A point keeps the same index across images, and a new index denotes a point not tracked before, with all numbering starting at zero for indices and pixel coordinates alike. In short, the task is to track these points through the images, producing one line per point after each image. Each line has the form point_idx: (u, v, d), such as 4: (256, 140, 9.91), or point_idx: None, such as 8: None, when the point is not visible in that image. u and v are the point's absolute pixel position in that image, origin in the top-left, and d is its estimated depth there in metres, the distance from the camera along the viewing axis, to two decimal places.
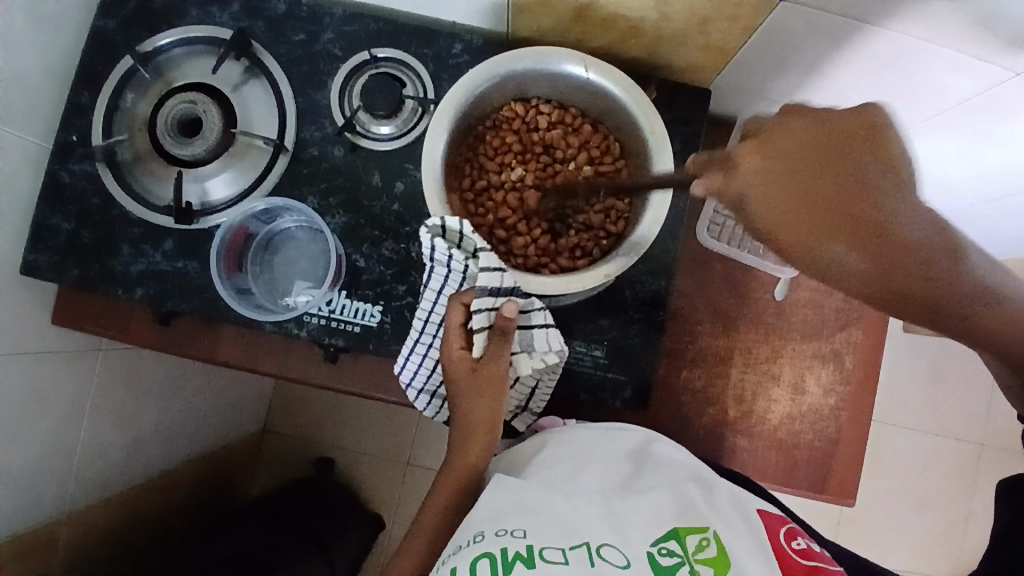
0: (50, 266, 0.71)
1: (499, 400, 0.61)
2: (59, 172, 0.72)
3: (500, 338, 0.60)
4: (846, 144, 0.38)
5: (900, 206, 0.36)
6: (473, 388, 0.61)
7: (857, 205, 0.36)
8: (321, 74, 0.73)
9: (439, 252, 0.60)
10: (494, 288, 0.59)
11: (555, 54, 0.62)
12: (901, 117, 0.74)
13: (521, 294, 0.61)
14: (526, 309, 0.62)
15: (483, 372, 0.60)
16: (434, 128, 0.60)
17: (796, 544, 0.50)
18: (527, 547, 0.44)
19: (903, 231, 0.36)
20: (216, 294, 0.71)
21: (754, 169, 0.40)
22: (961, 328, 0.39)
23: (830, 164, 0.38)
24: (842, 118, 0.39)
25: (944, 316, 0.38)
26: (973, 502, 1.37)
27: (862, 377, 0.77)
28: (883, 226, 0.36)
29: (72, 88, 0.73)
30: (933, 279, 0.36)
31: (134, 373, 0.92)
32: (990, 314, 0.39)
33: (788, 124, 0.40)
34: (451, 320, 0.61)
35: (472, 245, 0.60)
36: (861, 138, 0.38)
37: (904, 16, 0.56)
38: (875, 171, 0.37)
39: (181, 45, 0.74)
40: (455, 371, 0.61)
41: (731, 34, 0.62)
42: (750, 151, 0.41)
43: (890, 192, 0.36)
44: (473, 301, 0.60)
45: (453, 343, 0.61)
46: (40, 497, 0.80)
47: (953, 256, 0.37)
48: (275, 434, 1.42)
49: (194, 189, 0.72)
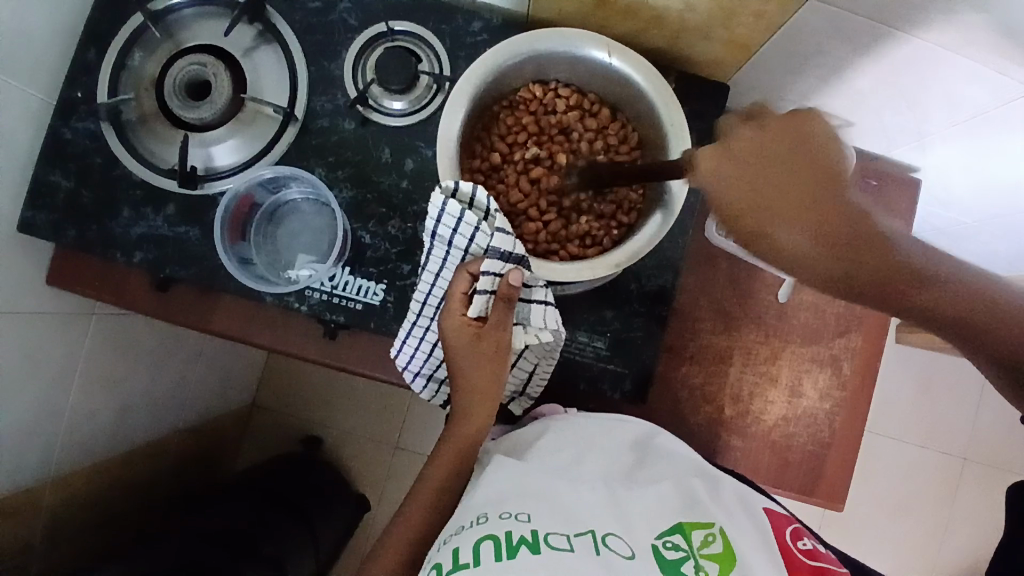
0: (48, 225, 0.70)
1: (499, 366, 0.61)
2: (60, 129, 0.70)
3: (505, 305, 0.59)
4: (794, 153, 0.50)
5: (836, 198, 0.48)
6: (476, 358, 0.60)
7: (798, 197, 0.48)
8: (335, 44, 0.72)
9: (449, 213, 0.58)
10: (505, 252, 0.59)
11: (580, 37, 0.60)
12: (915, 124, 0.73)
13: (529, 267, 0.60)
14: (529, 284, 0.61)
15: (485, 340, 0.60)
16: (451, 106, 0.59)
17: (802, 544, 0.50)
18: (532, 532, 0.45)
19: (837, 218, 0.47)
20: (217, 264, 0.70)
21: (713, 169, 0.52)
22: (912, 303, 0.47)
23: (784, 167, 0.49)
24: (792, 123, 0.51)
25: (879, 290, 0.47)
26: (953, 514, 1.38)
27: (859, 384, 0.77)
28: (822, 215, 0.48)
29: (78, 43, 0.71)
30: (870, 255, 0.47)
31: (125, 338, 0.91)
32: (929, 291, 0.47)
33: (744, 131, 0.52)
34: (454, 288, 0.60)
35: (484, 207, 0.59)
36: (812, 151, 0.49)
37: (931, 21, 0.55)
38: (819, 171, 0.49)
39: (193, 6, 0.72)
40: (456, 339, 0.59)
41: (755, 29, 0.61)
42: (710, 154, 0.52)
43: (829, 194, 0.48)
44: (481, 266, 0.59)
45: (455, 310, 0.60)
46: (26, 458, 0.79)
47: (878, 235, 0.47)
48: (265, 409, 1.41)
49: (199, 154, 0.70)
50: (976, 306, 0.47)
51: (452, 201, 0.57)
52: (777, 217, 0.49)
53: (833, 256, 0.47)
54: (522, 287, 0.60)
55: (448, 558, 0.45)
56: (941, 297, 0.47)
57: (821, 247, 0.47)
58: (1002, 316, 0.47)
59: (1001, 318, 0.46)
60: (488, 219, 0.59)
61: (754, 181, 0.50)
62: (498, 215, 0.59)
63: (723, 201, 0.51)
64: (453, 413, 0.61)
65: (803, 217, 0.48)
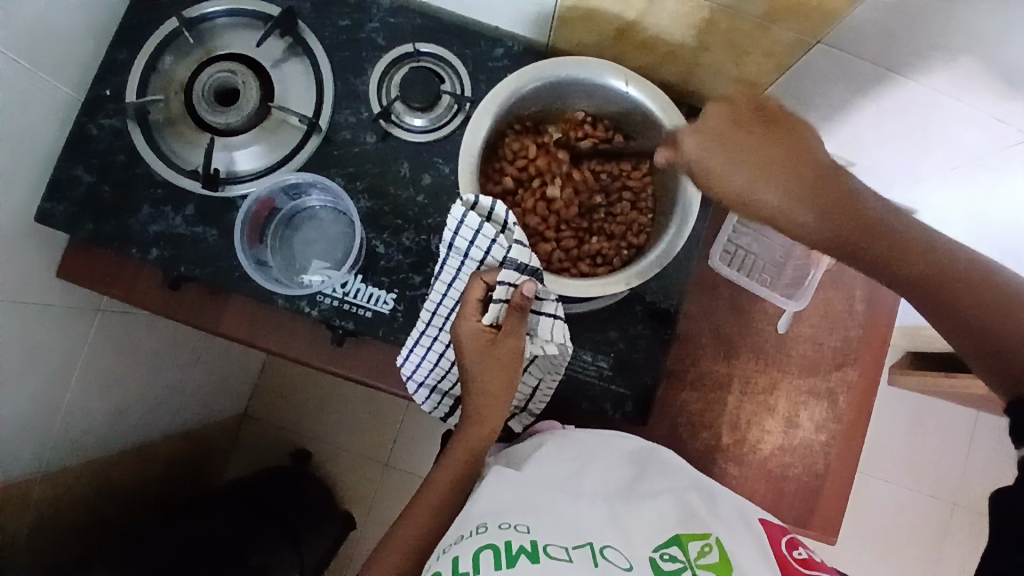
0: (66, 217, 0.71)
1: (512, 374, 0.61)
2: (86, 124, 0.72)
3: (517, 315, 0.60)
4: (767, 118, 0.50)
5: (817, 159, 0.49)
6: (486, 365, 0.61)
7: (785, 162, 0.49)
8: (362, 61, 0.75)
9: (467, 226, 0.60)
10: (522, 263, 0.60)
11: (600, 66, 0.63)
12: (913, 165, 0.77)
13: (542, 280, 0.61)
14: (540, 297, 0.62)
15: (500, 346, 0.60)
16: (474, 124, 0.62)
17: (797, 553, 0.51)
18: (531, 542, 0.46)
19: (816, 178, 0.48)
20: (232, 265, 0.71)
21: (700, 140, 0.51)
22: (891, 268, 0.48)
23: (768, 139, 0.50)
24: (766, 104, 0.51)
25: (861, 251, 0.48)
26: (941, 560, 1.38)
27: (854, 418, 0.78)
28: (801, 171, 0.48)
29: (111, 44, 0.73)
30: (843, 207, 0.48)
31: (127, 337, 0.91)
32: (910, 257, 0.48)
33: (730, 107, 0.51)
34: (470, 294, 0.60)
35: (502, 220, 0.60)
36: (790, 126, 0.50)
37: (931, 70, 0.58)
38: (795, 134, 0.50)
39: (227, 15, 0.74)
40: (469, 345, 0.60)
41: (766, 69, 0.66)
42: (694, 130, 0.52)
43: (811, 161, 0.49)
44: (497, 275, 0.59)
45: (470, 315, 0.60)
46: (20, 451, 0.78)
47: (853, 196, 0.48)
48: (256, 419, 1.40)
49: (222, 157, 0.72)
50: (957, 275, 0.47)
51: (472, 213, 0.59)
52: (754, 177, 0.49)
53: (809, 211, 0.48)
54: (534, 300, 0.61)
55: (448, 567, 0.46)
56: (914, 253, 0.48)
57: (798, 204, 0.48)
58: (981, 285, 0.47)
59: (981, 287, 0.47)
60: (504, 233, 0.61)
61: (733, 145, 0.50)
62: (518, 229, 0.61)
63: (709, 171, 0.51)
64: (462, 417, 0.62)
65: (780, 177, 0.48)
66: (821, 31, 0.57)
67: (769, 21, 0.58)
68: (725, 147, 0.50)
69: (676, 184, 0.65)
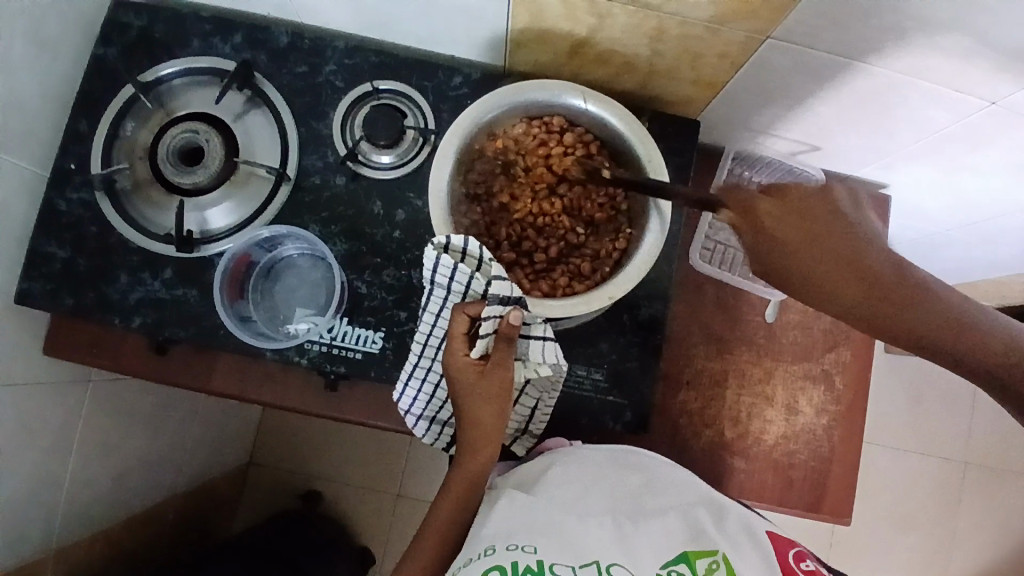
0: (43, 294, 0.70)
1: (504, 403, 0.61)
2: (54, 200, 0.72)
3: (506, 344, 0.59)
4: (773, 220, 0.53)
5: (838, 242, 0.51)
6: (480, 394, 0.60)
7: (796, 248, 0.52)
8: (323, 105, 0.75)
9: (443, 266, 0.60)
10: (503, 297, 0.60)
11: (558, 88, 0.65)
12: (882, 146, 0.76)
13: (527, 306, 0.61)
14: (527, 323, 0.62)
15: (490, 377, 0.60)
16: (440, 158, 0.63)
17: (805, 566, 0.52)
18: (537, 561, 0.48)
19: (843, 252, 0.50)
20: (217, 323, 0.70)
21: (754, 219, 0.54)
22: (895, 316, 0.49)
23: (782, 237, 0.53)
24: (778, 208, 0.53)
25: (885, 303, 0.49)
26: (958, 517, 1.39)
27: (852, 396, 0.78)
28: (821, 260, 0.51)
29: (70, 117, 0.73)
30: (857, 271, 0.50)
31: (121, 403, 0.90)
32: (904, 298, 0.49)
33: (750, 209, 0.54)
34: (455, 328, 0.60)
35: (477, 257, 0.60)
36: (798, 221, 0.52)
37: (883, 53, 0.59)
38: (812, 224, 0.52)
39: (183, 75, 0.74)
40: (460, 376, 0.60)
41: (721, 69, 0.67)
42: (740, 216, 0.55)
43: (834, 241, 0.51)
44: (482, 309, 0.59)
45: (458, 349, 0.60)
46: (27, 531, 0.78)
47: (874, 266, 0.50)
48: (263, 465, 1.39)
49: (194, 217, 0.72)
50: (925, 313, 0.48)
51: (445, 256, 0.59)
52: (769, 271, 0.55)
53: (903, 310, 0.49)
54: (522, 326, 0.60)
55: None
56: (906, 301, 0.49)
57: (881, 296, 0.49)
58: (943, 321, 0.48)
59: (941, 320, 0.48)
60: (481, 270, 0.61)
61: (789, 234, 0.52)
62: (494, 263, 0.60)
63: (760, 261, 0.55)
64: (459, 451, 0.62)
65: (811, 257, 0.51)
66: (771, 27, 0.58)
67: (719, 24, 0.59)
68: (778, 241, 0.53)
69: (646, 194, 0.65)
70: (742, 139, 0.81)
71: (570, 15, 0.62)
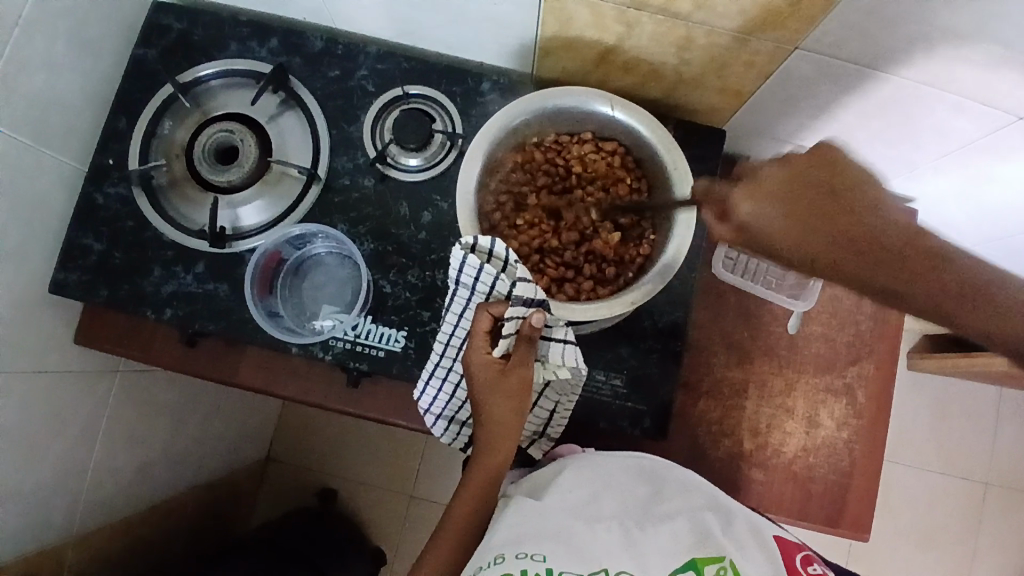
0: (79, 285, 0.73)
1: (523, 403, 0.62)
2: (93, 194, 0.75)
3: (527, 344, 0.60)
4: (798, 190, 0.45)
5: (864, 213, 0.44)
6: (499, 393, 0.61)
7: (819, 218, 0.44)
8: (355, 108, 0.77)
9: (469, 266, 0.61)
10: (527, 298, 0.61)
11: (585, 94, 0.66)
12: (908, 157, 0.76)
13: (550, 310, 0.61)
14: (550, 324, 0.63)
15: (510, 376, 0.61)
16: (468, 161, 0.63)
17: (812, 570, 0.52)
18: (547, 570, 0.49)
19: (870, 225, 0.43)
20: (245, 317, 0.72)
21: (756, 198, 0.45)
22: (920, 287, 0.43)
23: (807, 210, 0.44)
24: (789, 177, 0.45)
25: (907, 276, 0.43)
26: (980, 539, 1.36)
27: (875, 411, 0.78)
28: (855, 229, 0.43)
29: (110, 114, 0.76)
30: (884, 242, 0.43)
31: (147, 394, 0.92)
32: (945, 270, 0.43)
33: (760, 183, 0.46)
34: (477, 325, 0.61)
35: (503, 258, 0.62)
36: (817, 186, 0.45)
37: (912, 65, 0.59)
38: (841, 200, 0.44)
39: (221, 77, 0.77)
40: (480, 374, 0.61)
41: (747, 79, 0.67)
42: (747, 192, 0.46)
43: (864, 212, 0.44)
44: (506, 309, 0.61)
45: (479, 348, 0.61)
46: (52, 515, 0.80)
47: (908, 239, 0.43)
48: (280, 462, 1.40)
49: (227, 215, 0.74)
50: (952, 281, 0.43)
51: (472, 256, 0.60)
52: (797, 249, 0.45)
53: (947, 299, 0.43)
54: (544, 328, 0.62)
55: None
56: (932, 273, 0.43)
57: (909, 270, 0.43)
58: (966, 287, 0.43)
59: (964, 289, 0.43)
60: (506, 270, 0.62)
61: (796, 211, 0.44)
62: (519, 265, 0.61)
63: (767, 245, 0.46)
64: (477, 449, 0.62)
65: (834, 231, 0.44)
66: (799, 37, 0.58)
67: (747, 34, 0.59)
68: (799, 213, 0.44)
69: (672, 199, 0.66)
70: (767, 148, 0.81)
71: (599, 24, 0.63)
